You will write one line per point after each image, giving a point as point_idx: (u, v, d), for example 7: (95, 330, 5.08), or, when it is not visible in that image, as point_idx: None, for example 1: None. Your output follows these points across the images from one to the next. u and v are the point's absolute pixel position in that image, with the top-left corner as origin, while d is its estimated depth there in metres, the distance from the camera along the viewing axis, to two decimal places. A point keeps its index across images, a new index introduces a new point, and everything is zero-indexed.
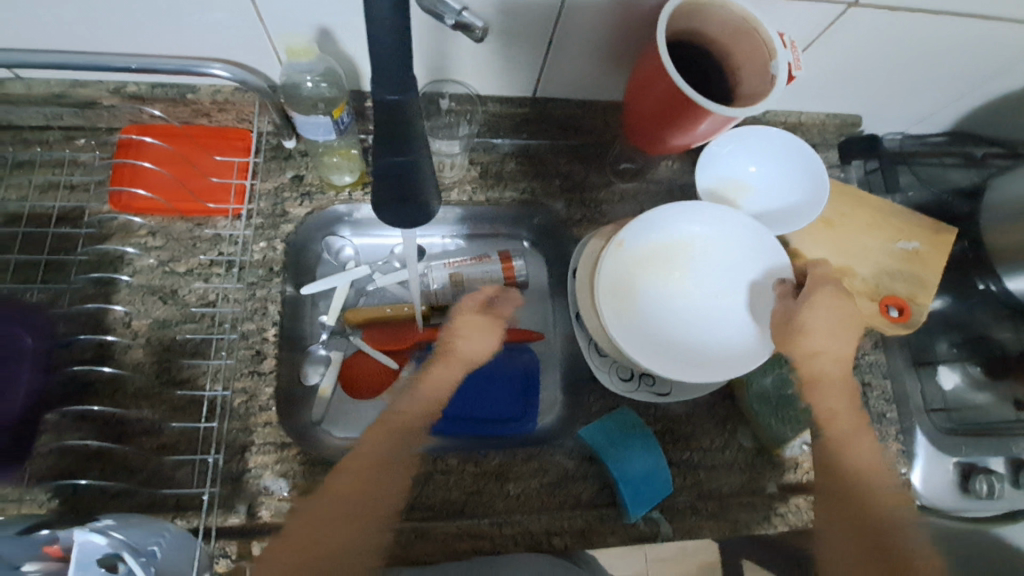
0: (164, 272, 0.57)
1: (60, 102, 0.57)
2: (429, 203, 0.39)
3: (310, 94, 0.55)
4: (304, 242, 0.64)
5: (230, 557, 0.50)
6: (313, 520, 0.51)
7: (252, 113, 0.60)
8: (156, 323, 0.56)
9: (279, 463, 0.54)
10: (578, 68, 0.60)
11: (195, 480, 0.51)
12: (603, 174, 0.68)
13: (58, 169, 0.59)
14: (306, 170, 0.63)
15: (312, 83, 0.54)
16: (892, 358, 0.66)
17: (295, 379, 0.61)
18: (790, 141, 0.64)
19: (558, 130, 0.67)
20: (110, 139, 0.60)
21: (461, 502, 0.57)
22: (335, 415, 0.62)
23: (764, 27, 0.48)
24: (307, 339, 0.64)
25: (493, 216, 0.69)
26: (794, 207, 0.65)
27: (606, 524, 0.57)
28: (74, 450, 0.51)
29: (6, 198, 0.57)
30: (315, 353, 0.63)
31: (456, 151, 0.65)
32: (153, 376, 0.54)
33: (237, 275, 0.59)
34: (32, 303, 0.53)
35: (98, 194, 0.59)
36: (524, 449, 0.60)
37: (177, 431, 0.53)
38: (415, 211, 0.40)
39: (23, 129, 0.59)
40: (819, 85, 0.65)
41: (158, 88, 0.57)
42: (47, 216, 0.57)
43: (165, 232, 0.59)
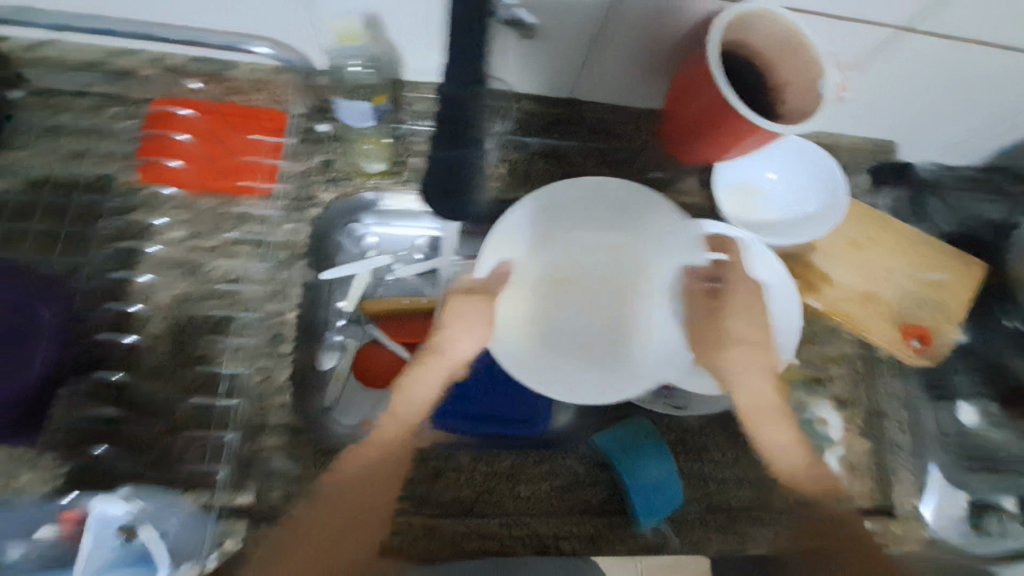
0: (187, 249, 0.57)
1: (96, 69, 0.56)
2: (472, 199, 0.52)
3: (353, 78, 0.55)
4: (327, 227, 0.61)
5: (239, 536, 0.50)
6: (309, 521, 0.48)
7: (286, 94, 0.60)
8: (177, 300, 0.55)
9: (293, 446, 0.54)
10: (616, 73, 0.60)
11: (207, 459, 0.51)
12: (634, 181, 0.66)
13: (86, 137, 0.57)
14: (336, 155, 0.62)
15: (356, 68, 0.54)
16: (907, 388, 0.66)
17: (305, 368, 0.57)
18: (818, 159, 0.64)
19: (592, 134, 0.66)
20: (137, 110, 0.57)
21: (471, 501, 0.57)
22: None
23: (814, 46, 0.47)
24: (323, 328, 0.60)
25: None
26: (808, 214, 0.64)
27: (614, 532, 0.57)
28: (86, 421, 0.51)
29: (31, 162, 0.56)
30: (330, 340, 0.57)
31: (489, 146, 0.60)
32: (169, 352, 0.54)
33: (260, 256, 0.58)
34: (52, 276, 0.52)
35: (126, 166, 0.57)
36: (536, 452, 0.59)
37: (189, 411, 0.52)
38: (460, 203, 0.52)
39: (53, 95, 0.57)
40: (857, 107, 0.64)
41: (195, 62, 0.57)
42: (72, 186, 0.56)
43: (191, 207, 0.58)
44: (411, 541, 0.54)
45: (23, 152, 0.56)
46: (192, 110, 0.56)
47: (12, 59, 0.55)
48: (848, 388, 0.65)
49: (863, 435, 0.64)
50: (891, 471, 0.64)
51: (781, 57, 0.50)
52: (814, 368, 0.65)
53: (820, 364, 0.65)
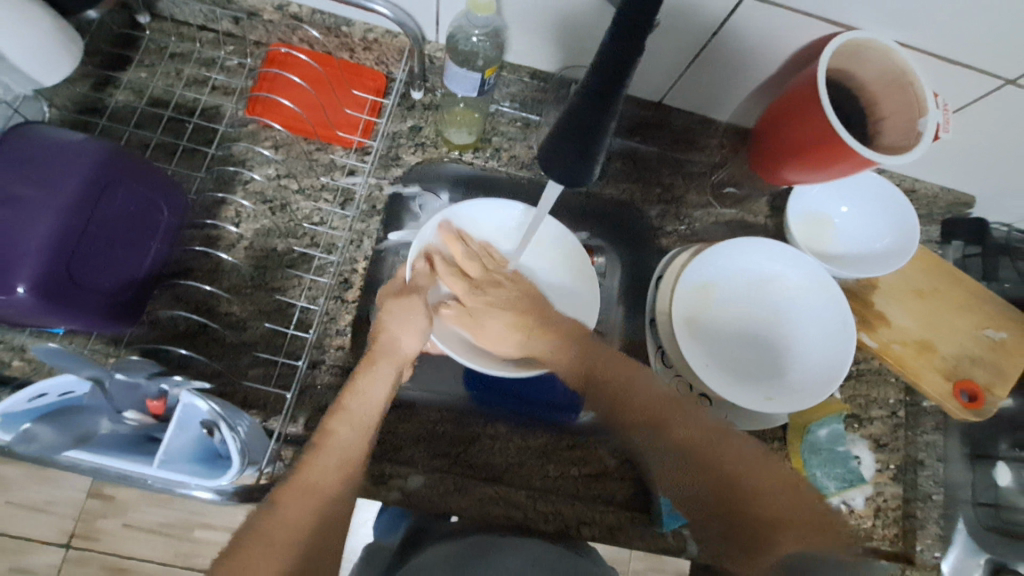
0: (277, 186, 0.60)
1: (225, 6, 0.59)
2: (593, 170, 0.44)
3: (471, 49, 0.56)
4: (400, 192, 0.64)
5: (283, 462, 0.52)
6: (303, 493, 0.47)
7: (393, 58, 0.62)
8: (261, 231, 0.59)
9: (344, 387, 0.56)
10: (714, 85, 0.61)
11: (267, 382, 0.54)
12: (703, 194, 0.69)
13: (207, 68, 0.62)
14: (426, 123, 0.65)
15: (477, 38, 0.55)
16: (949, 442, 0.65)
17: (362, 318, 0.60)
18: (894, 201, 0.64)
19: (672, 143, 0.68)
20: (256, 52, 0.63)
21: (502, 470, 0.58)
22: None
23: (920, 83, 0.48)
24: None
25: (587, 209, 0.69)
26: (878, 253, 0.64)
27: (635, 527, 0.57)
28: (165, 324, 0.54)
29: (154, 81, 0.60)
30: None
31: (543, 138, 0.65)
32: (251, 276, 0.57)
33: (342, 204, 0.61)
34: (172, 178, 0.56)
35: (238, 101, 0.61)
36: (570, 436, 0.61)
37: (260, 333, 0.56)
38: (582, 169, 0.43)
39: (181, 24, 0.62)
40: (952, 156, 0.63)
41: (317, 14, 0.59)
42: (189, 109, 0.60)
43: (287, 148, 0.61)
44: (438, 495, 0.55)
45: (148, 72, 0.61)
46: (313, 61, 0.62)
47: None
48: (887, 431, 0.65)
49: (895, 480, 0.64)
50: (923, 524, 0.62)
51: (887, 91, 0.51)
52: (854, 405, 0.66)
53: (862, 402, 0.66)
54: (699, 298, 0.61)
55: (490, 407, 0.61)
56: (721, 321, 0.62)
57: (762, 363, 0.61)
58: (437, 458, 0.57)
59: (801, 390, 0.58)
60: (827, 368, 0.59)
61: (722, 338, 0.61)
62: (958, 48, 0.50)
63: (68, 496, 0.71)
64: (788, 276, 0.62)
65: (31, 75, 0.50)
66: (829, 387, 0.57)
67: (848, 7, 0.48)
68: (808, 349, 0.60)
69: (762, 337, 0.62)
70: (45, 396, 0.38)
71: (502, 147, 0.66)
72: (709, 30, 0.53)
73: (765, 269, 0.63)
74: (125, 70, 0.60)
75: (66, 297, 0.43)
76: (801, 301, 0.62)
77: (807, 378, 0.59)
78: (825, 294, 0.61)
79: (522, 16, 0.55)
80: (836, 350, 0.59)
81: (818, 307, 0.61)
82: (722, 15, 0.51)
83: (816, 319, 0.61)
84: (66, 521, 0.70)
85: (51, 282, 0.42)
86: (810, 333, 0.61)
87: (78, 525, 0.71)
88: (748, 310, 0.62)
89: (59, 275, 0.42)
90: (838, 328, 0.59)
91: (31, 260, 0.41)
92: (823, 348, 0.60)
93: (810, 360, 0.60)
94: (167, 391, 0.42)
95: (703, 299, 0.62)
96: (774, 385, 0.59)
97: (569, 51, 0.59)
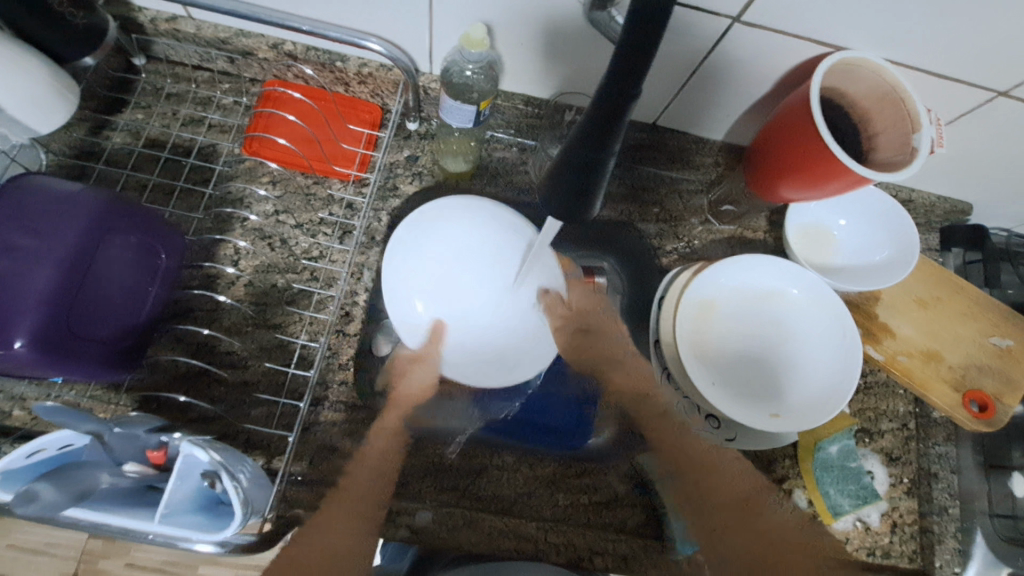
0: (275, 222, 0.60)
1: (222, 46, 0.59)
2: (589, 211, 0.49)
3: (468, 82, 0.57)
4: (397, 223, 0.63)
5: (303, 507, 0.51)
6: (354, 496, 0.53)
7: (388, 90, 0.62)
8: (260, 267, 0.59)
9: (348, 422, 0.57)
10: (707, 106, 0.61)
11: (271, 422, 0.54)
12: (701, 212, 0.69)
13: (203, 107, 0.62)
14: (422, 152, 0.65)
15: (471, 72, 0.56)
16: (962, 453, 0.64)
17: None
18: (891, 209, 0.63)
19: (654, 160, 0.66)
20: (252, 90, 0.63)
21: (510, 501, 0.57)
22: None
23: (912, 98, 0.49)
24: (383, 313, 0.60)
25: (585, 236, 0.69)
26: (877, 265, 0.64)
27: (649, 556, 0.55)
28: (164, 368, 0.54)
29: (150, 122, 0.61)
30: (390, 326, 0.60)
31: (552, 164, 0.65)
32: (251, 314, 0.57)
33: (341, 237, 0.61)
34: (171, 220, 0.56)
35: (234, 139, 0.62)
36: (579, 464, 0.60)
37: (262, 371, 0.55)
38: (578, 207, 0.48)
39: (177, 66, 0.62)
40: (949, 167, 0.63)
41: (312, 51, 0.59)
42: (187, 149, 0.61)
43: (285, 182, 0.62)
44: (446, 530, 0.53)
45: (144, 113, 0.61)
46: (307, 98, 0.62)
47: (148, 28, 0.58)
48: (898, 444, 0.65)
49: (910, 494, 0.63)
50: (940, 538, 0.61)
51: (880, 107, 0.51)
52: (863, 419, 0.65)
53: (871, 416, 0.65)
54: (693, 323, 0.60)
55: (497, 433, 0.59)
56: (723, 342, 0.61)
57: (762, 383, 0.60)
58: (445, 489, 0.56)
59: (802, 411, 0.58)
60: (839, 391, 0.57)
61: (722, 359, 0.61)
62: (947, 63, 0.51)
63: (70, 537, 0.69)
64: (791, 292, 0.62)
65: (29, 124, 0.50)
66: (835, 404, 0.56)
67: (836, 28, 0.49)
68: (807, 365, 0.60)
69: (762, 356, 0.61)
70: (44, 450, 0.38)
71: (499, 172, 0.66)
72: (700, 56, 0.54)
73: (768, 285, 0.62)
74: (122, 113, 0.61)
75: (66, 350, 0.42)
76: (804, 323, 0.61)
77: (808, 397, 0.59)
78: (833, 317, 0.60)
79: (513, 47, 0.56)
80: (847, 373, 0.57)
81: (820, 321, 0.60)
82: (713, 42, 0.52)
83: (823, 339, 0.60)
84: (64, 564, 0.69)
85: (51, 336, 0.41)
86: (818, 355, 0.60)
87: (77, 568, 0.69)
88: (745, 328, 0.62)
89: (59, 327, 0.42)
90: (853, 351, 0.58)
91: (32, 312, 0.41)
92: (827, 364, 0.59)
93: (811, 376, 0.60)
94: (168, 441, 0.42)
95: (706, 321, 0.61)
96: (775, 406, 0.59)
97: (562, 78, 0.59)
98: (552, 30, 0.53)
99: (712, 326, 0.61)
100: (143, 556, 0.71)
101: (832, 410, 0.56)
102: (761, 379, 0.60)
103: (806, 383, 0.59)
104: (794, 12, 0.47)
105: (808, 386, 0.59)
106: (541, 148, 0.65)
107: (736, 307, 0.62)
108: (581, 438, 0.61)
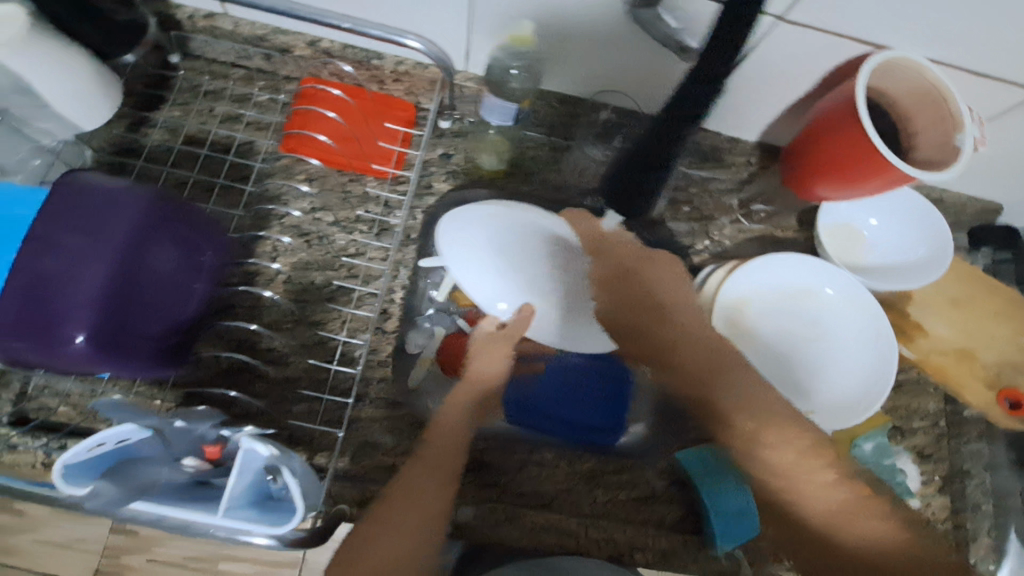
0: (312, 219, 0.60)
1: (258, 43, 0.61)
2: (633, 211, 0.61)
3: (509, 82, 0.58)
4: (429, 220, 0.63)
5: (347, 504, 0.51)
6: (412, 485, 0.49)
7: (424, 89, 0.64)
8: (298, 265, 0.59)
9: (387, 419, 0.56)
10: (744, 104, 0.61)
11: (313, 419, 0.54)
12: (732, 211, 0.69)
13: (240, 104, 0.62)
14: (456, 151, 0.65)
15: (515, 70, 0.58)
16: (995, 451, 0.64)
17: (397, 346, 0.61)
18: (926, 211, 0.64)
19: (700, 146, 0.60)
20: (286, 89, 0.63)
21: (550, 496, 0.57)
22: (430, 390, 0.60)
23: (953, 98, 0.49)
24: (416, 311, 0.61)
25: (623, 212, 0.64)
26: (911, 263, 0.64)
27: (689, 551, 0.56)
28: (206, 364, 0.54)
29: (187, 119, 0.61)
30: (421, 325, 0.61)
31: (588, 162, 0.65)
32: (291, 310, 0.57)
33: (378, 235, 0.61)
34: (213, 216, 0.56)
35: (271, 136, 0.61)
36: (616, 460, 0.60)
37: (302, 368, 0.55)
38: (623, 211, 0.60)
39: (212, 63, 0.62)
40: (983, 166, 0.63)
41: (349, 49, 0.62)
42: (225, 146, 0.61)
43: (322, 180, 0.61)
44: (489, 524, 0.54)
45: (181, 111, 0.61)
46: (346, 95, 0.62)
47: (186, 24, 0.60)
48: (930, 442, 0.64)
49: (942, 491, 0.63)
50: (975, 536, 0.61)
51: (920, 107, 0.51)
52: (896, 417, 0.65)
53: (903, 414, 0.65)
54: (729, 314, 0.61)
55: (532, 429, 0.61)
56: (757, 341, 0.61)
57: (797, 381, 0.60)
58: (488, 486, 0.57)
59: (834, 408, 0.58)
60: (874, 391, 0.57)
61: (756, 358, 0.61)
62: (989, 61, 0.51)
63: (95, 532, 0.69)
64: (827, 291, 0.62)
65: (73, 121, 0.51)
66: (872, 402, 0.57)
67: (881, 26, 0.49)
68: (842, 364, 0.60)
69: (796, 355, 0.61)
70: (104, 445, 0.38)
71: (532, 172, 0.65)
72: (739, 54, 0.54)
73: (803, 283, 0.62)
74: (159, 109, 0.61)
75: (119, 345, 0.43)
76: (837, 323, 0.62)
77: (843, 396, 0.59)
78: (869, 317, 0.60)
79: (550, 46, 0.56)
80: (884, 373, 0.58)
81: (855, 320, 0.61)
82: (754, 41, 0.52)
83: (857, 339, 0.61)
84: (91, 559, 0.69)
85: (105, 332, 0.42)
86: (851, 355, 0.60)
87: (103, 563, 0.69)
88: (779, 323, 0.62)
89: (110, 323, 0.42)
90: (890, 352, 0.58)
91: (87, 310, 0.41)
92: (862, 362, 0.59)
93: (847, 373, 0.60)
94: (226, 436, 0.41)
95: (739, 320, 0.62)
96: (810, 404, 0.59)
97: (599, 76, 0.59)
98: (594, 27, 0.53)
99: (748, 317, 0.62)
100: (167, 552, 0.71)
101: (870, 407, 0.56)
102: (793, 373, 0.61)
103: (842, 379, 0.60)
104: (840, 11, 0.48)
105: (844, 382, 0.60)
106: (574, 147, 0.65)
107: (774, 301, 0.62)
108: (613, 435, 0.63)
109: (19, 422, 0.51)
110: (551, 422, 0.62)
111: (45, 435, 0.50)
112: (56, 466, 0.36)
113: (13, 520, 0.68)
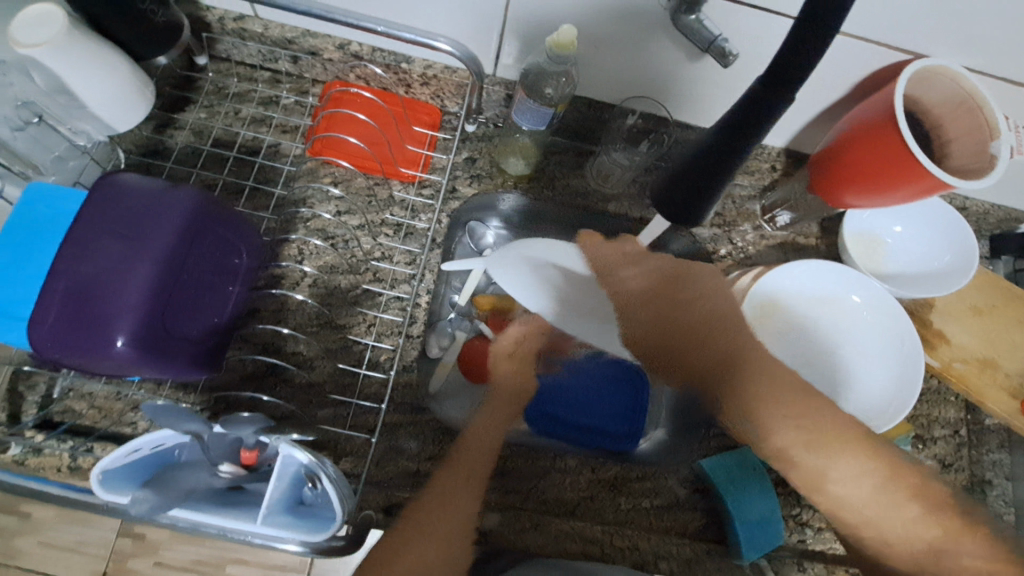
0: (339, 223, 0.61)
1: (288, 45, 0.59)
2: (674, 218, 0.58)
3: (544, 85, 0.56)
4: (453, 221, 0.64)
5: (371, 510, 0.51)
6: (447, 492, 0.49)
7: (451, 93, 0.63)
8: (325, 268, 0.59)
9: (413, 424, 0.56)
10: None
11: (338, 423, 0.54)
12: (754, 218, 0.69)
13: (266, 106, 0.62)
14: (480, 154, 0.65)
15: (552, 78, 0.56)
16: (1015, 460, 0.65)
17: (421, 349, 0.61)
18: (953, 222, 0.63)
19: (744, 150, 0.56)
20: (311, 90, 0.63)
21: (574, 503, 0.57)
22: (449, 393, 0.61)
23: (991, 106, 0.48)
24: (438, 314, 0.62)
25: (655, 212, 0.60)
26: (932, 271, 0.64)
27: (713, 559, 0.56)
28: (232, 368, 0.54)
29: (213, 121, 0.61)
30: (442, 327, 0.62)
31: (612, 168, 0.65)
32: (317, 314, 0.57)
33: (404, 239, 0.62)
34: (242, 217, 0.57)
35: (297, 139, 0.62)
36: (639, 468, 0.60)
37: (328, 372, 0.56)
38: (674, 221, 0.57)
39: (237, 65, 0.62)
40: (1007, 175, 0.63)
41: (378, 52, 0.60)
42: (252, 148, 0.61)
43: (346, 183, 0.62)
44: (515, 532, 0.54)
45: (207, 113, 0.61)
46: (374, 96, 0.62)
47: (215, 27, 0.58)
48: (951, 451, 0.65)
49: None
50: None
51: (955, 116, 0.51)
52: (917, 425, 0.65)
53: (924, 423, 0.65)
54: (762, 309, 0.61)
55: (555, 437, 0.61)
56: (783, 348, 0.61)
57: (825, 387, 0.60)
58: (512, 492, 0.57)
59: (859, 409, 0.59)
60: (901, 398, 0.58)
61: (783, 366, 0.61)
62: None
63: (99, 535, 0.68)
64: (853, 300, 0.62)
65: (110, 122, 0.53)
66: (899, 411, 0.57)
67: (916, 36, 0.49)
68: (867, 372, 0.61)
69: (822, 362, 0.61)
70: (141, 450, 0.38)
71: (555, 177, 0.66)
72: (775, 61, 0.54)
73: (828, 291, 0.62)
74: (186, 111, 0.61)
75: (161, 349, 0.43)
76: (863, 333, 0.62)
77: (870, 404, 0.59)
78: (894, 328, 0.60)
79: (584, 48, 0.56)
80: (910, 383, 0.58)
81: (881, 328, 0.60)
82: None
83: (882, 351, 0.60)
84: (97, 562, 0.68)
85: (146, 335, 0.42)
86: (875, 365, 0.61)
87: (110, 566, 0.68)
88: (806, 325, 0.62)
89: (153, 326, 0.42)
90: (918, 363, 0.58)
91: (131, 313, 0.41)
92: (887, 372, 0.60)
93: (870, 380, 0.60)
94: (264, 443, 0.41)
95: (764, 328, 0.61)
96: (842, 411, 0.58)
97: (627, 82, 0.59)
98: (627, 33, 0.53)
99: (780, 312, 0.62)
100: (174, 555, 0.70)
101: (893, 416, 0.57)
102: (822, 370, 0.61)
103: (864, 387, 0.60)
104: (877, 20, 0.48)
105: (866, 389, 0.60)
106: (594, 153, 0.66)
107: (804, 303, 0.62)
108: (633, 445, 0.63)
109: (46, 426, 0.50)
110: (574, 432, 0.62)
111: (75, 438, 0.49)
112: (94, 472, 0.36)
113: (17, 522, 0.68)
